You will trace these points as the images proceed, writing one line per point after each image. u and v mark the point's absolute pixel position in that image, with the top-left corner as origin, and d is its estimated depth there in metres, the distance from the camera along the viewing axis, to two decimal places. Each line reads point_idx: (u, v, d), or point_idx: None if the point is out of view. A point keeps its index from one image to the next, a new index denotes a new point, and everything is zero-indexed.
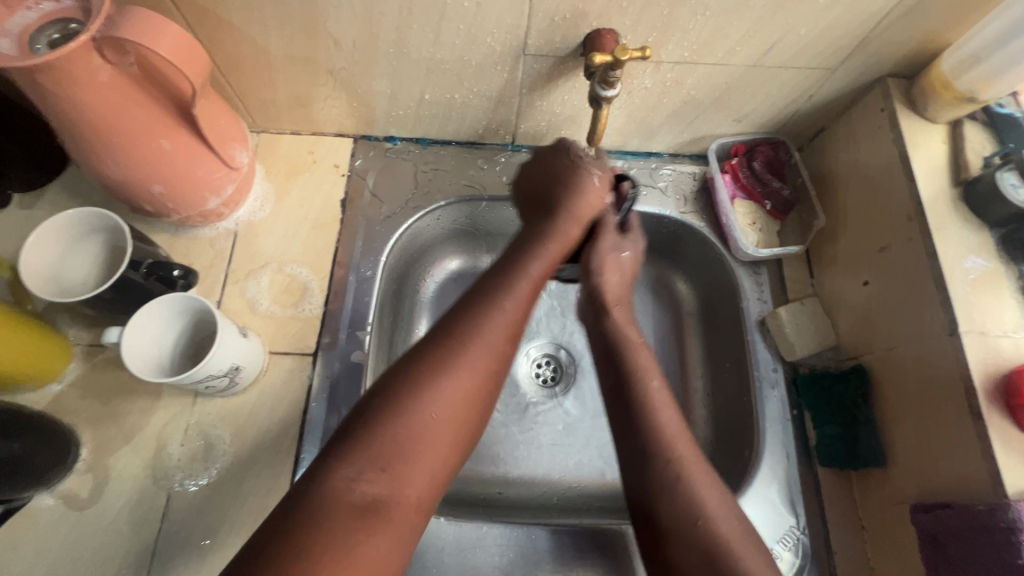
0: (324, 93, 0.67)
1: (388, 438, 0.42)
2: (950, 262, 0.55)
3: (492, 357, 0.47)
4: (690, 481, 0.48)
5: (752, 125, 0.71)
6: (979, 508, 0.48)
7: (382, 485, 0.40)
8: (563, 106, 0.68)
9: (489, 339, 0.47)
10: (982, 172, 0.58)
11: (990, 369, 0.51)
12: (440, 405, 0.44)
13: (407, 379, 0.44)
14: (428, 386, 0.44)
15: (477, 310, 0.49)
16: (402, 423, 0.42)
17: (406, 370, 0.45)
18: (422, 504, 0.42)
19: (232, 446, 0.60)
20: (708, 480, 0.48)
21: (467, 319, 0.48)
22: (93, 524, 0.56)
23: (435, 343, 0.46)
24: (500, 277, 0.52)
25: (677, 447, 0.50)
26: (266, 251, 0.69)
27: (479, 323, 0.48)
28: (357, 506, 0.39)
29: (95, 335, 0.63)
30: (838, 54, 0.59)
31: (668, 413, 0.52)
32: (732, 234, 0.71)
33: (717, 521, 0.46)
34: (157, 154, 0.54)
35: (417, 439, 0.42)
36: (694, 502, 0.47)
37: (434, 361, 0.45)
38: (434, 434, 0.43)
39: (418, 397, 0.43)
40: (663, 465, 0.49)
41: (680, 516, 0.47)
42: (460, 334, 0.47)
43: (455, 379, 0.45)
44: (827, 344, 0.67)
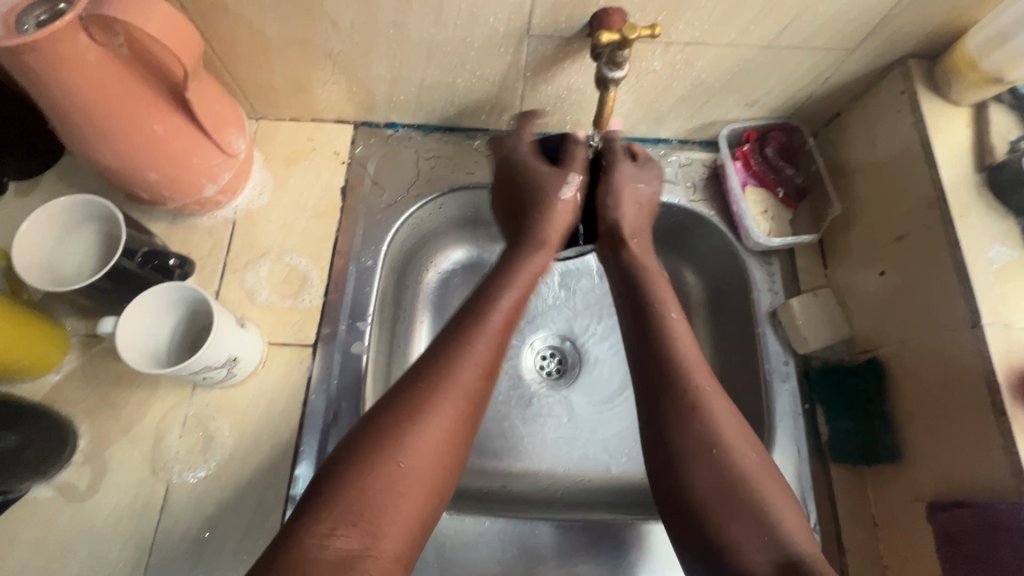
0: (323, 77, 0.65)
1: (361, 492, 0.42)
2: (973, 251, 0.53)
3: (464, 400, 0.48)
4: (703, 403, 0.49)
5: (764, 109, 0.69)
6: (1002, 508, 0.46)
7: (357, 540, 0.41)
8: (568, 90, 0.66)
9: (461, 381, 0.48)
10: (1007, 157, 0.55)
11: (1014, 362, 0.49)
12: (411, 458, 0.44)
13: (379, 431, 0.45)
14: (398, 438, 0.45)
15: (448, 352, 0.50)
16: (377, 475, 0.43)
17: (375, 420, 0.46)
18: (400, 555, 0.42)
19: (231, 438, 0.59)
20: (726, 410, 0.49)
21: (437, 361, 0.49)
22: (91, 516, 0.56)
23: (408, 394, 0.47)
24: (467, 318, 0.53)
25: (694, 377, 0.50)
26: (265, 240, 0.67)
27: (448, 367, 0.49)
28: (333, 563, 0.39)
29: (92, 325, 0.62)
30: (857, 34, 0.57)
31: (685, 340, 0.53)
32: (742, 223, 0.69)
33: (730, 449, 0.47)
34: (150, 139, 0.53)
35: (390, 490, 0.43)
36: (711, 428, 0.48)
37: (402, 412, 0.46)
38: (408, 484, 0.44)
39: (392, 450, 0.44)
40: (682, 395, 0.49)
41: (696, 439, 0.48)
42: (429, 380, 0.48)
43: (426, 427, 0.46)
44: (841, 336, 0.65)
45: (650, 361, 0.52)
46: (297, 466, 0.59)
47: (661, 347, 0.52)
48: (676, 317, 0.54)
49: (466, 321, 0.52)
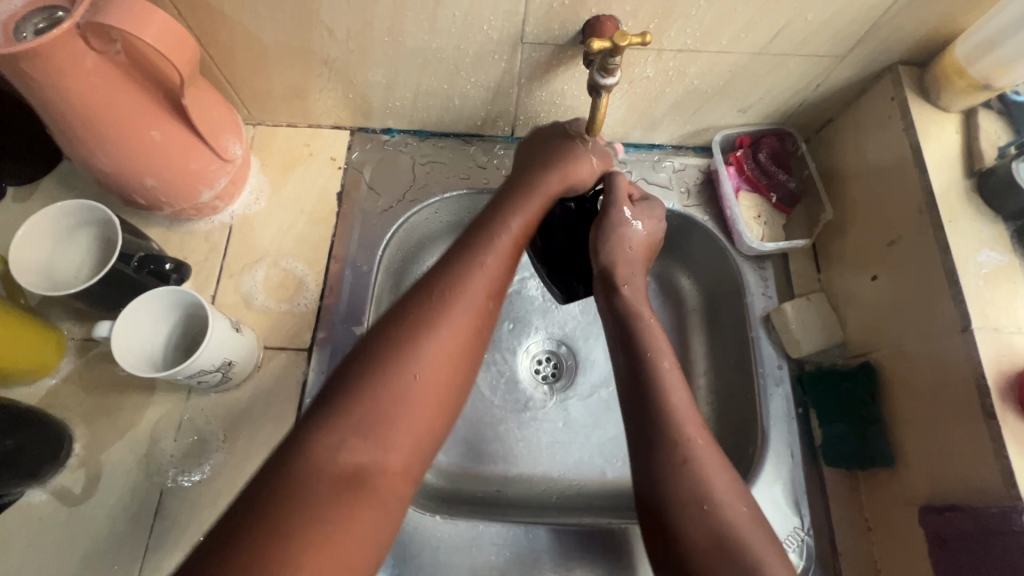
0: (319, 83, 0.66)
1: (370, 403, 0.42)
2: (963, 256, 0.53)
3: (469, 320, 0.48)
4: (695, 461, 0.48)
5: (757, 115, 0.70)
6: (992, 511, 0.47)
7: (368, 453, 0.41)
8: (562, 96, 0.67)
9: (465, 305, 0.48)
10: (996, 163, 0.56)
11: (1004, 366, 0.49)
12: (422, 370, 0.45)
13: (387, 342, 0.45)
14: (409, 352, 0.45)
15: (459, 273, 0.50)
16: (384, 388, 0.43)
17: (383, 333, 0.46)
18: (407, 472, 0.43)
19: (226, 442, 0.59)
20: (717, 465, 0.48)
21: (442, 284, 0.49)
22: (85, 520, 0.56)
23: (417, 308, 0.47)
24: (479, 235, 0.53)
25: (687, 431, 0.50)
26: (261, 245, 0.68)
27: (457, 290, 0.49)
28: (344, 474, 0.40)
29: (89, 329, 0.62)
30: (847, 41, 0.57)
31: (677, 392, 0.52)
32: (736, 228, 0.69)
33: (722, 503, 0.46)
34: (147, 145, 0.53)
35: (399, 402, 0.43)
36: (704, 482, 0.47)
37: (413, 327, 0.46)
38: (416, 390, 0.44)
39: (398, 359, 0.44)
40: (676, 445, 0.49)
41: (690, 494, 0.47)
42: (437, 299, 0.48)
43: (432, 345, 0.46)
44: (834, 340, 0.65)
45: (644, 405, 0.52)
46: None
47: (653, 394, 0.52)
48: (669, 365, 0.54)
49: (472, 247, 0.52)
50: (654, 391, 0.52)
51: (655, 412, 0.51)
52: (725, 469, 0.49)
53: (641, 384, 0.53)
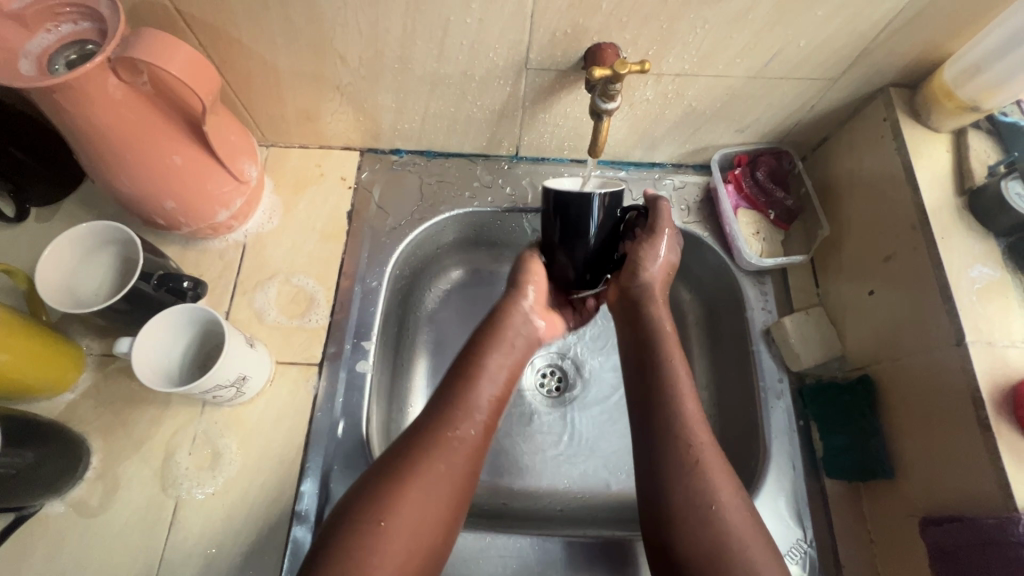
0: (331, 107, 0.68)
1: (351, 558, 0.46)
2: (956, 272, 0.55)
3: (447, 461, 0.52)
4: (706, 468, 0.51)
5: (754, 135, 0.72)
6: (989, 523, 0.47)
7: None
8: (565, 118, 0.69)
9: (442, 448, 0.53)
10: (986, 181, 0.58)
11: (999, 380, 0.50)
12: (408, 509, 0.49)
13: (375, 494, 0.49)
14: (399, 493, 0.49)
15: (440, 419, 0.54)
16: (363, 543, 0.46)
17: (371, 486, 0.50)
18: None
19: (239, 455, 0.61)
20: (722, 472, 0.51)
21: (430, 429, 0.53)
22: (102, 532, 0.57)
23: (407, 449, 0.52)
24: (462, 384, 0.57)
25: (698, 435, 0.53)
26: (274, 262, 0.70)
27: (432, 437, 0.53)
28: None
29: (107, 345, 0.64)
30: (838, 65, 0.60)
31: (690, 400, 0.56)
32: (735, 244, 0.71)
33: (726, 506, 0.50)
34: (168, 170, 0.56)
35: (378, 554, 0.46)
36: (707, 488, 0.50)
37: (402, 468, 0.51)
38: (395, 545, 0.47)
39: (377, 511, 0.48)
40: (684, 450, 0.52)
41: (688, 499, 0.50)
42: (418, 450, 0.52)
43: (414, 487, 0.50)
44: (833, 353, 0.66)
45: (649, 421, 0.55)
46: (302, 482, 0.60)
47: (669, 404, 0.55)
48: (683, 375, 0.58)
49: (457, 388, 0.57)
50: (669, 402, 0.55)
51: (664, 424, 0.54)
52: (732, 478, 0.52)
53: (659, 394, 0.56)
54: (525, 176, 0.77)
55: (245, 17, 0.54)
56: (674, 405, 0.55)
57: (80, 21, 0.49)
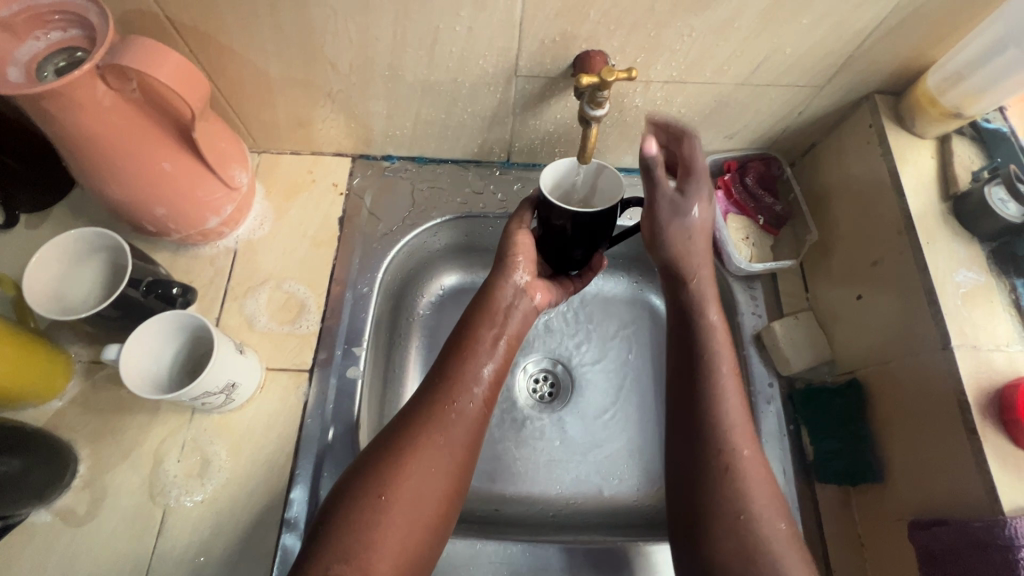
0: (323, 114, 0.69)
1: (350, 531, 0.46)
2: (941, 276, 0.55)
3: (445, 433, 0.52)
4: (739, 472, 0.50)
5: (743, 141, 0.72)
6: (977, 526, 0.47)
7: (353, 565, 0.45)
8: (556, 124, 0.70)
9: (440, 421, 0.53)
10: (970, 187, 0.58)
11: (984, 383, 0.51)
12: (408, 484, 0.49)
13: (372, 470, 0.49)
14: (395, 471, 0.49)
15: (437, 395, 0.54)
16: (362, 517, 0.47)
17: (368, 465, 0.50)
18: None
19: (229, 461, 0.60)
20: (758, 476, 0.50)
21: (428, 405, 0.53)
22: (89, 541, 0.57)
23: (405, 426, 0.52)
24: (462, 362, 0.57)
25: (737, 440, 0.52)
26: (265, 269, 0.70)
27: (429, 411, 0.53)
28: None
29: (96, 352, 0.64)
30: (824, 72, 0.61)
31: (732, 399, 0.54)
32: (725, 249, 0.71)
33: (760, 516, 0.48)
34: (158, 177, 0.56)
35: (379, 528, 0.47)
36: (741, 494, 0.49)
37: (398, 447, 0.51)
38: (395, 518, 0.47)
39: (376, 486, 0.48)
40: (716, 452, 0.51)
41: (723, 500, 0.49)
42: (416, 425, 0.52)
43: (413, 459, 0.50)
44: (823, 358, 0.67)
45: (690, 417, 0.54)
46: (292, 489, 0.60)
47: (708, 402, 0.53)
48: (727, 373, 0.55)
49: (456, 363, 0.57)
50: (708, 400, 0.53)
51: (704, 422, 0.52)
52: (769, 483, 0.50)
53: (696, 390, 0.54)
54: (517, 183, 0.78)
55: (237, 24, 0.55)
56: (710, 402, 0.53)
57: (70, 29, 0.49)
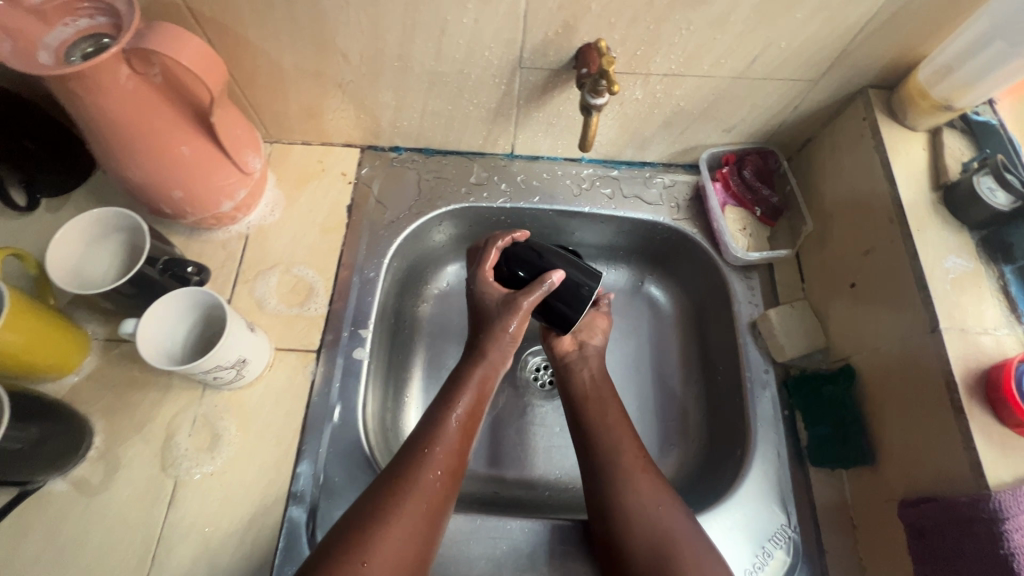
0: (334, 105, 0.71)
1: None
2: (931, 262, 0.57)
3: (426, 494, 0.53)
4: (658, 513, 0.55)
5: (741, 135, 0.75)
6: (963, 500, 0.48)
7: None
8: (558, 117, 0.72)
9: (423, 483, 0.53)
10: (960, 177, 0.60)
11: (971, 364, 0.52)
12: (388, 551, 0.49)
13: (355, 534, 0.49)
14: (377, 534, 0.49)
15: (417, 456, 0.55)
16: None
17: (355, 520, 0.51)
18: None
19: (238, 436, 0.62)
20: (673, 515, 0.55)
21: (411, 462, 0.54)
22: (101, 511, 0.59)
23: (388, 487, 0.53)
24: (436, 419, 0.58)
25: (640, 493, 0.56)
26: (275, 254, 0.72)
27: (414, 473, 0.53)
28: None
29: (112, 330, 0.66)
30: (818, 66, 0.62)
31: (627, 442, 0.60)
32: (722, 240, 0.74)
33: (693, 568, 0.52)
34: (177, 159, 0.58)
35: None
36: (661, 531, 0.54)
37: (381, 510, 0.51)
38: None
39: (359, 551, 0.48)
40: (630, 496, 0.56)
41: (645, 551, 0.53)
42: (399, 486, 0.53)
43: (395, 523, 0.50)
44: (817, 345, 0.68)
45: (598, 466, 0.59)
46: (299, 464, 0.62)
47: (605, 465, 0.59)
48: (622, 435, 0.61)
49: (432, 422, 0.58)
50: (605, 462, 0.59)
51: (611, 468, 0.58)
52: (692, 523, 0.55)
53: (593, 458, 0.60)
54: (520, 174, 0.80)
55: (254, 15, 0.57)
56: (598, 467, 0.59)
57: (97, 16, 0.52)
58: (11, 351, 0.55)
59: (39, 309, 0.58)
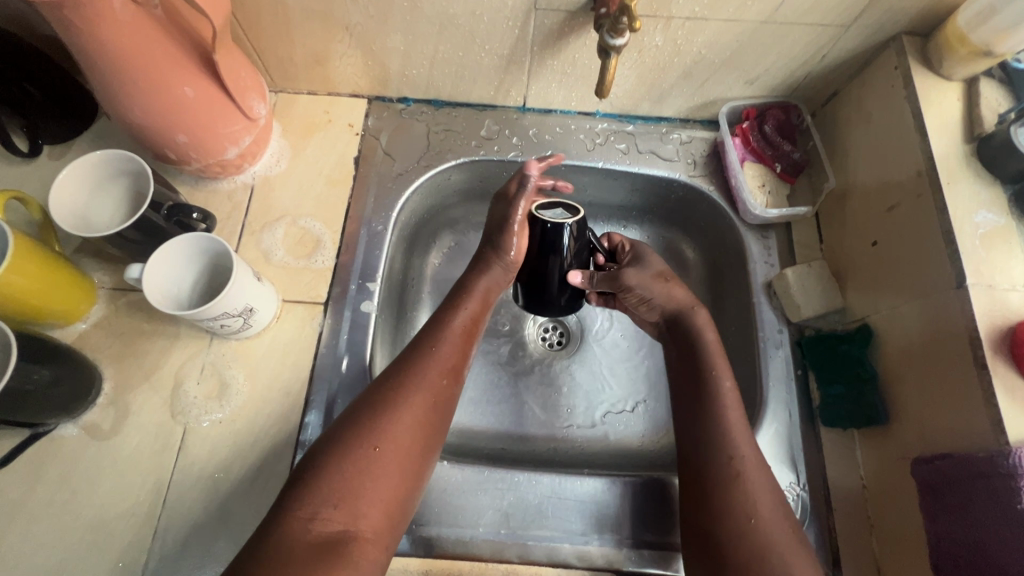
0: (341, 50, 0.69)
1: (339, 478, 0.48)
2: (960, 216, 0.55)
3: (431, 394, 0.55)
4: (748, 482, 0.51)
5: (763, 88, 0.72)
6: (980, 455, 0.47)
7: (342, 518, 0.46)
8: (573, 65, 0.69)
9: (427, 384, 0.55)
10: (996, 128, 0.57)
11: (997, 321, 0.50)
12: (394, 442, 0.51)
13: (361, 423, 0.51)
14: (383, 425, 0.51)
15: (422, 357, 0.56)
16: (354, 465, 0.48)
17: (360, 413, 0.52)
18: (381, 527, 0.48)
19: (246, 385, 0.62)
20: (766, 486, 0.51)
21: (414, 361, 0.56)
22: (112, 455, 0.59)
23: (389, 383, 0.54)
24: (435, 325, 0.60)
25: (740, 450, 0.53)
26: (281, 206, 0.71)
27: (417, 373, 0.55)
28: (323, 536, 0.45)
29: (118, 279, 0.66)
30: (851, 11, 0.59)
31: (735, 411, 0.56)
32: (740, 196, 0.71)
33: (767, 522, 0.49)
34: (180, 102, 0.57)
35: (370, 476, 0.49)
36: (747, 502, 0.50)
37: (386, 402, 0.53)
38: (386, 466, 0.50)
39: (365, 439, 0.50)
40: (727, 460, 0.52)
41: (732, 518, 0.50)
42: (403, 382, 0.54)
43: (401, 417, 0.52)
44: (835, 306, 0.67)
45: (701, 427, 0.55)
46: (307, 414, 0.62)
47: (719, 431, 0.54)
48: (738, 422, 0.55)
49: (434, 328, 0.59)
50: (714, 411, 0.55)
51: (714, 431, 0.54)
52: (775, 495, 0.51)
53: (704, 405, 0.56)
54: (532, 128, 0.77)
55: None
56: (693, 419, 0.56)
57: None
58: (16, 294, 0.54)
59: (48, 253, 0.57)
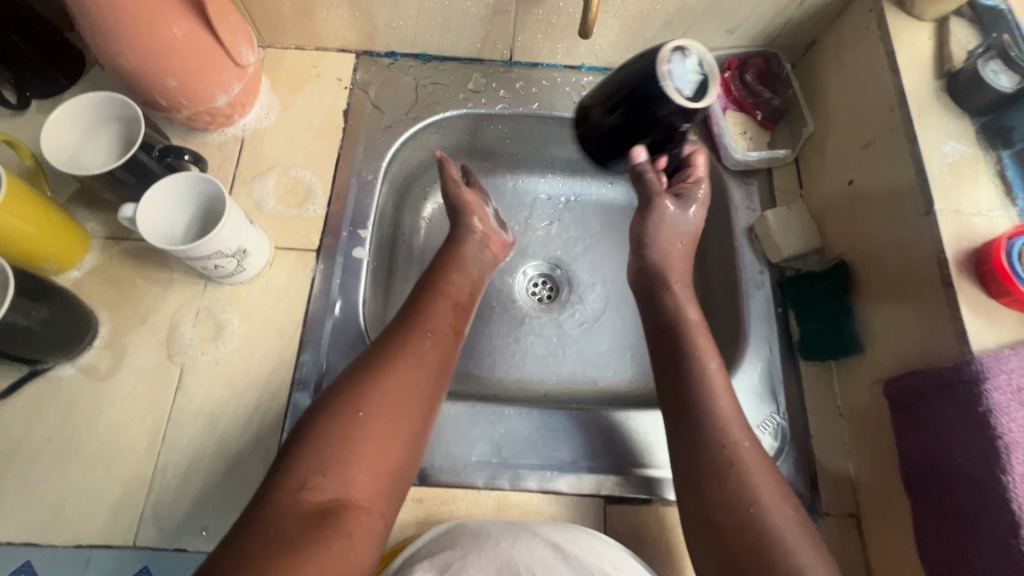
0: (327, 2, 0.69)
1: (327, 446, 0.48)
2: (929, 147, 0.57)
3: (420, 360, 0.55)
4: (745, 469, 0.51)
5: (744, 36, 0.73)
6: (947, 367, 0.50)
7: (333, 487, 0.46)
8: (558, 15, 0.70)
9: (413, 350, 0.56)
10: (964, 63, 0.59)
11: (963, 243, 0.53)
12: (382, 408, 0.51)
13: (348, 390, 0.51)
14: (372, 391, 0.52)
15: (412, 327, 0.58)
16: (342, 430, 0.49)
17: (349, 381, 0.52)
18: (375, 493, 0.48)
19: (241, 327, 0.64)
20: (763, 465, 0.52)
21: (405, 331, 0.57)
22: (111, 395, 0.60)
23: (377, 353, 0.55)
24: (422, 297, 0.62)
25: (732, 433, 0.54)
26: (271, 157, 0.72)
27: (404, 341, 0.56)
28: (315, 504, 0.45)
29: (111, 228, 0.66)
30: None
31: (723, 396, 0.56)
32: (722, 142, 0.73)
33: (770, 506, 0.49)
34: (170, 44, 0.57)
35: (358, 442, 0.49)
36: (747, 487, 0.50)
37: (373, 370, 0.53)
38: (376, 430, 0.50)
39: (353, 404, 0.50)
40: (721, 450, 0.53)
41: (730, 506, 0.50)
42: (391, 349, 0.55)
43: (389, 384, 0.53)
44: (813, 246, 0.69)
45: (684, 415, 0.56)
46: (302, 354, 0.63)
47: (698, 411, 0.55)
48: (726, 405, 0.56)
49: (427, 300, 0.61)
50: (703, 399, 0.56)
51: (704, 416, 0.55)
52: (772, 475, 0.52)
53: (684, 388, 0.57)
54: (519, 81, 0.78)
55: None
56: (679, 369, 0.59)
57: None
58: (11, 235, 0.55)
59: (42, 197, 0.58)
